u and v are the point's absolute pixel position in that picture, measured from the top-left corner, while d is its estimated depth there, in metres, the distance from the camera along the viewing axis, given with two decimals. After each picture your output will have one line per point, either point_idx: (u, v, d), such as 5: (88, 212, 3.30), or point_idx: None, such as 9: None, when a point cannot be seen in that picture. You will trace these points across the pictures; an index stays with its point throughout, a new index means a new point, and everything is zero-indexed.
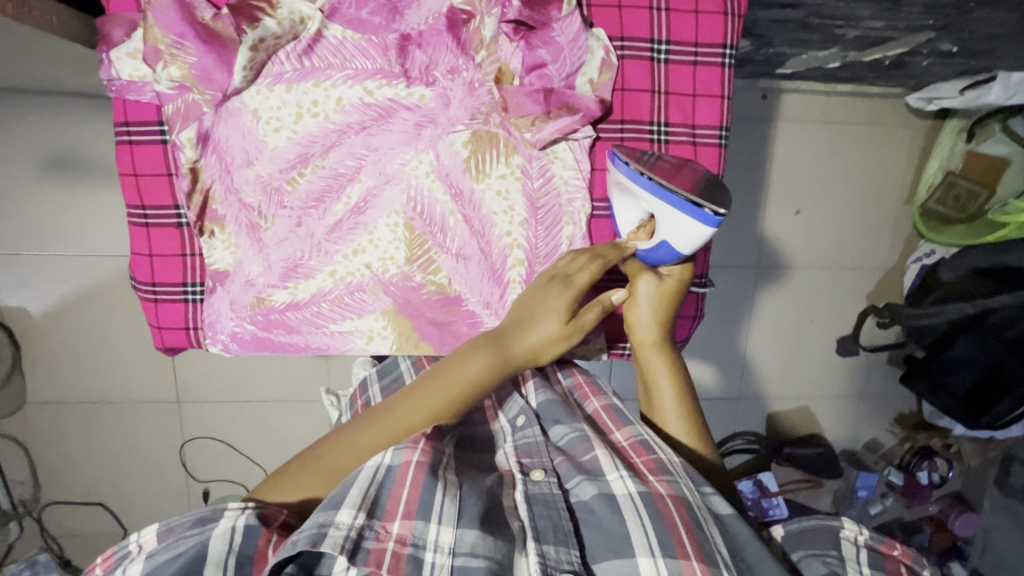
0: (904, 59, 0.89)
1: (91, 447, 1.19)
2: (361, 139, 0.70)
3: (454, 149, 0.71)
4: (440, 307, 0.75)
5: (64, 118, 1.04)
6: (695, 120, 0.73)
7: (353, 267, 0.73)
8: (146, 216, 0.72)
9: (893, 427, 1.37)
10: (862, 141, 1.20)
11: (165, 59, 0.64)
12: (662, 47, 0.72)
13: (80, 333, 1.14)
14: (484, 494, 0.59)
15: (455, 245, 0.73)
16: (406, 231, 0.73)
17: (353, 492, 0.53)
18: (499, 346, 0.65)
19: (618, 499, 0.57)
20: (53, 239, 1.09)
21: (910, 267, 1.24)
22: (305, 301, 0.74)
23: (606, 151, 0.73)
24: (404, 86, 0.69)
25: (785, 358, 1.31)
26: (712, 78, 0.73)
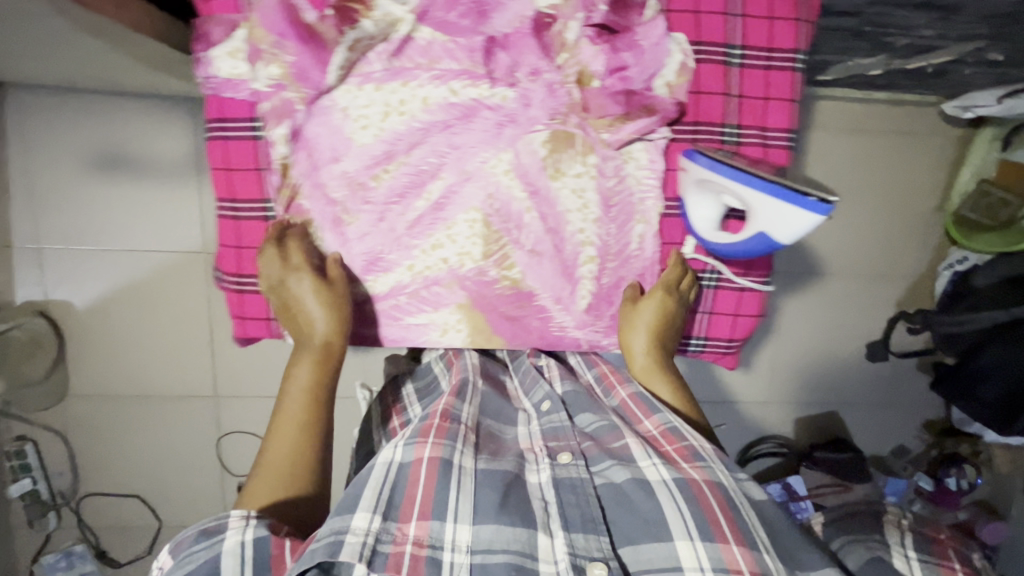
0: (947, 68, 0.90)
1: (129, 440, 1.20)
2: (443, 137, 0.78)
3: (533, 147, 0.79)
4: (511, 301, 0.83)
5: (114, 115, 1.07)
6: (766, 122, 0.82)
7: (430, 261, 0.81)
8: (235, 208, 0.81)
9: (919, 433, 1.36)
10: (895, 148, 1.21)
11: (268, 58, 0.72)
12: (736, 53, 0.81)
13: (120, 328, 1.15)
14: (506, 475, 0.63)
15: (529, 241, 0.82)
16: (483, 227, 0.80)
17: (368, 491, 0.57)
18: (310, 344, 0.73)
19: (651, 483, 0.61)
20: (98, 234, 1.11)
21: (942, 273, 1.25)
22: (384, 293, 0.81)
23: (678, 152, 0.82)
24: (487, 86, 0.77)
25: (815, 362, 1.31)
26: (784, 82, 0.82)
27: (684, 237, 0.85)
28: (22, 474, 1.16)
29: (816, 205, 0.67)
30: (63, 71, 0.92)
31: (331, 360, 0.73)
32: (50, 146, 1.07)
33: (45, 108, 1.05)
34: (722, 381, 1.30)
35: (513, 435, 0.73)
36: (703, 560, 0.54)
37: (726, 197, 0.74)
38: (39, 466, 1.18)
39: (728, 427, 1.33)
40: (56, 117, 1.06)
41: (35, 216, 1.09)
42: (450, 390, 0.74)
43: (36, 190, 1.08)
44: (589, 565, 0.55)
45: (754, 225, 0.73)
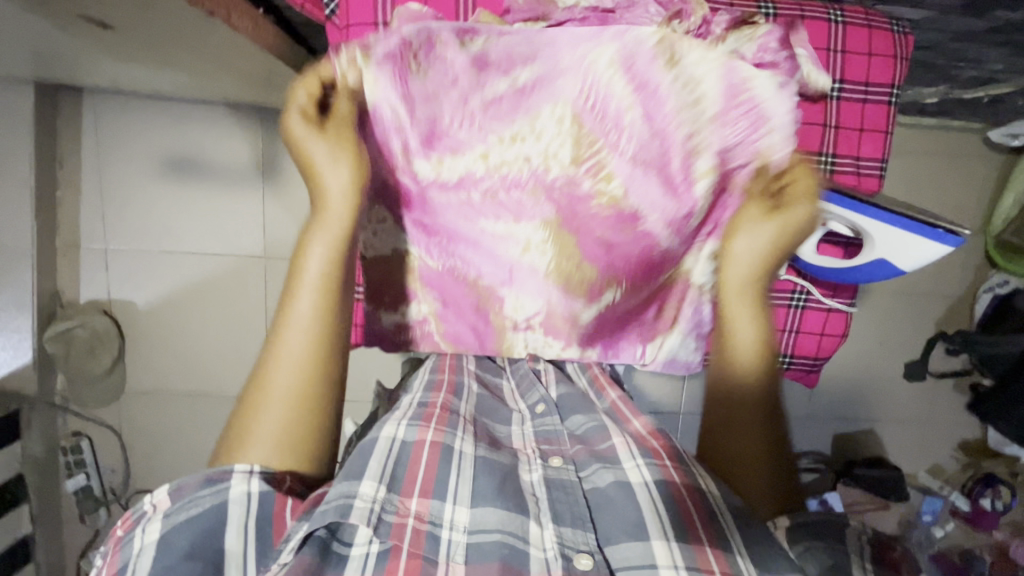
0: (1000, 96, 0.93)
1: (181, 438, 1.23)
2: (524, 68, 0.57)
3: (638, 39, 0.55)
4: (610, 222, 0.67)
5: (186, 121, 1.10)
6: (860, 152, 0.79)
7: (514, 188, 0.66)
8: None
9: (955, 453, 1.38)
10: (941, 171, 1.24)
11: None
12: (836, 86, 0.76)
13: (178, 328, 1.18)
14: (503, 468, 0.60)
15: (630, 148, 0.61)
16: (574, 126, 0.60)
17: (374, 463, 0.54)
18: (323, 219, 0.58)
19: (635, 486, 0.59)
20: (162, 235, 1.14)
21: (982, 295, 1.26)
22: (466, 247, 0.71)
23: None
24: (583, 47, 0.58)
25: (853, 379, 1.34)
26: (879, 115, 0.78)
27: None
28: (76, 470, 1.19)
29: (946, 236, 0.66)
30: (145, 78, 0.95)
31: (347, 248, 0.59)
32: (123, 150, 1.10)
33: (120, 112, 1.09)
34: None
35: (505, 433, 0.70)
36: (677, 557, 0.51)
37: (834, 224, 0.74)
38: (94, 462, 1.20)
39: None
40: (130, 122, 1.09)
41: (104, 218, 1.12)
42: (447, 387, 0.72)
43: (106, 192, 1.11)
44: (575, 556, 0.52)
45: (872, 252, 0.73)
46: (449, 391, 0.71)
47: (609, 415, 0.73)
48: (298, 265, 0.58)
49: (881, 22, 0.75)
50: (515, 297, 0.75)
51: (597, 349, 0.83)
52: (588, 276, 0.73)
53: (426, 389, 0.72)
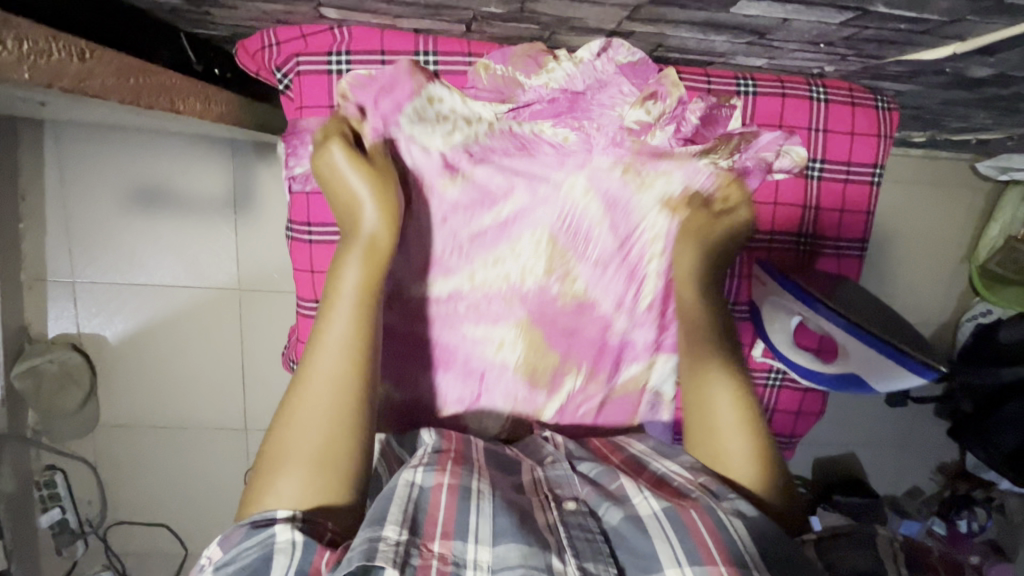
0: (988, 138, 0.92)
1: (160, 469, 1.21)
2: (501, 163, 0.69)
3: (608, 174, 0.70)
4: (571, 314, 0.76)
5: (155, 153, 1.06)
6: (840, 232, 0.80)
7: (491, 275, 0.73)
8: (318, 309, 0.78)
9: (933, 474, 1.40)
10: (928, 201, 1.23)
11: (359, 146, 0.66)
12: (817, 166, 0.77)
13: (153, 362, 1.16)
14: (521, 506, 0.57)
15: (595, 253, 0.74)
16: (549, 246, 0.73)
17: (394, 507, 0.51)
18: (359, 241, 0.61)
19: (645, 519, 0.56)
20: (133, 268, 1.11)
21: (965, 324, 1.26)
22: (455, 347, 0.76)
23: (754, 259, 0.80)
24: (550, 126, 0.67)
25: (835, 405, 1.34)
26: (861, 194, 0.79)
27: (753, 339, 0.84)
28: (51, 503, 1.17)
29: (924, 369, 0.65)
30: (110, 116, 0.91)
31: (380, 260, 0.61)
32: (89, 182, 1.06)
33: (86, 143, 1.05)
34: None
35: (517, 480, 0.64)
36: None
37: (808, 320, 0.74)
38: (69, 495, 1.18)
39: None
40: (97, 152, 1.05)
41: (70, 251, 1.09)
42: (457, 436, 0.68)
43: (72, 224, 1.08)
44: None
45: (849, 364, 0.74)
46: (460, 438, 0.67)
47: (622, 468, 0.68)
48: (335, 276, 0.60)
49: (865, 99, 0.77)
50: (498, 347, 0.76)
51: (575, 381, 0.79)
52: (551, 364, 0.78)
53: (436, 435, 0.67)
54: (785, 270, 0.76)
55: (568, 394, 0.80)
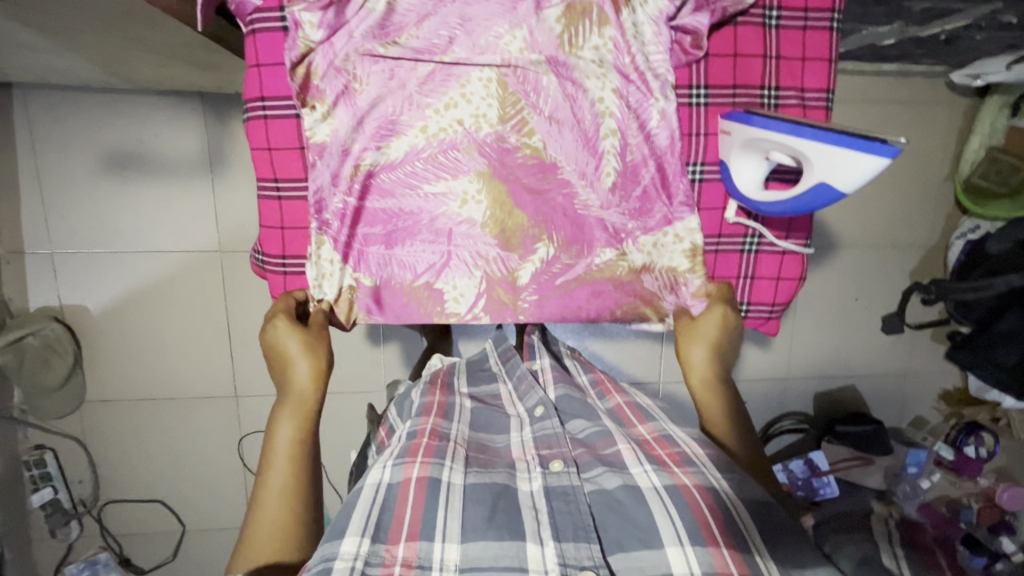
0: (958, 33, 0.91)
1: (150, 444, 1.19)
2: (457, 9, 0.69)
3: (548, 25, 0.70)
4: (535, 173, 0.75)
5: (125, 116, 1.06)
6: (804, 84, 0.73)
7: (445, 123, 0.72)
8: (278, 188, 0.73)
9: (937, 403, 1.39)
10: (906, 120, 1.21)
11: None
12: (773, 14, 0.72)
13: (137, 332, 1.14)
14: (494, 487, 0.63)
15: (548, 106, 0.72)
16: (499, 87, 0.71)
17: (356, 520, 0.56)
18: (296, 398, 0.69)
19: (644, 491, 0.61)
20: (111, 236, 1.10)
21: (954, 243, 1.25)
22: (398, 160, 0.73)
23: (719, 117, 0.73)
24: None
25: (832, 338, 1.32)
26: (820, 42, 0.73)
27: (726, 201, 0.76)
28: (42, 483, 1.15)
29: (881, 148, 0.57)
30: (71, 72, 0.91)
31: (312, 413, 0.69)
32: (61, 149, 1.06)
33: (54, 108, 1.04)
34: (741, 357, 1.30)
35: (505, 442, 0.75)
36: (693, 565, 0.52)
37: (775, 154, 0.65)
38: (60, 475, 1.16)
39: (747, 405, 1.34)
40: (67, 118, 1.05)
41: (46, 221, 1.08)
42: (439, 411, 0.76)
43: (46, 193, 1.07)
44: (579, 573, 0.54)
45: (810, 176, 0.62)
46: (440, 414, 0.75)
47: (615, 416, 0.77)
48: (270, 436, 0.66)
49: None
50: (452, 286, 0.77)
51: (548, 249, 0.77)
52: (521, 225, 0.76)
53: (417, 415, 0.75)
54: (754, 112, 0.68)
55: (541, 262, 0.77)
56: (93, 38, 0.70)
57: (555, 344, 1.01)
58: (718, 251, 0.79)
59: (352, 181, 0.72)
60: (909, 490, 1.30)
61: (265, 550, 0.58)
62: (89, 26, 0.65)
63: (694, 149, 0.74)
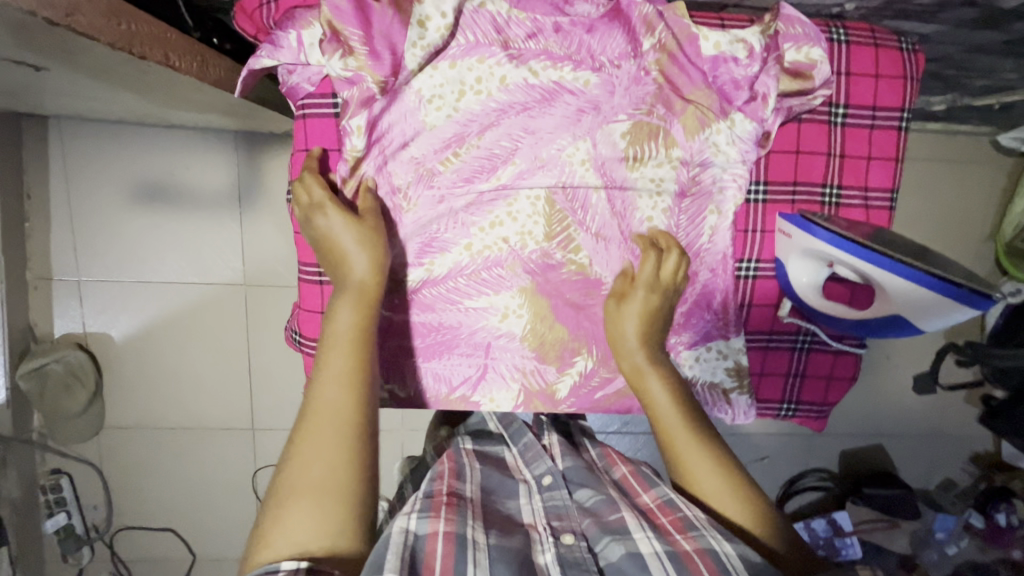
0: (1013, 103, 0.88)
1: (166, 473, 1.19)
2: (520, 120, 0.66)
3: (613, 139, 0.67)
4: (579, 288, 0.71)
5: (159, 149, 1.06)
6: (867, 183, 0.71)
7: (489, 241, 0.69)
8: (321, 274, 0.71)
9: (967, 466, 1.34)
10: (946, 179, 1.18)
11: (343, 48, 0.58)
12: (840, 111, 0.69)
13: (158, 362, 1.14)
14: (516, 553, 0.60)
15: (595, 224, 0.70)
16: (546, 206, 0.69)
17: (391, 554, 0.51)
18: (346, 290, 0.62)
19: (645, 557, 0.58)
20: (139, 265, 1.10)
21: (991, 306, 1.21)
22: (441, 277, 0.70)
23: (777, 214, 0.71)
24: (569, 69, 0.64)
25: (860, 395, 1.29)
26: (888, 141, 0.70)
27: (780, 297, 0.73)
28: (57, 508, 1.15)
29: (974, 298, 0.56)
30: (110, 110, 0.91)
31: (372, 305, 0.63)
32: (94, 179, 1.06)
33: (91, 139, 1.05)
34: None
35: (515, 507, 0.72)
36: None
37: (839, 268, 0.63)
38: (75, 500, 1.16)
39: (769, 459, 1.31)
40: (102, 150, 1.05)
41: (77, 249, 1.08)
42: (451, 474, 0.74)
43: (77, 221, 1.07)
44: None
45: (886, 306, 0.62)
46: (452, 477, 0.73)
47: (619, 487, 0.76)
48: (330, 324, 0.62)
49: (888, 39, 0.69)
50: (489, 397, 0.74)
51: (587, 362, 0.74)
52: (561, 338, 0.73)
53: (430, 479, 0.72)
54: (814, 218, 0.65)
55: (579, 375, 0.74)
56: (138, 91, 0.70)
57: (569, 423, 0.96)
58: (768, 347, 0.76)
59: (393, 298, 0.70)
60: (937, 558, 1.26)
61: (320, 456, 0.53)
62: (135, 80, 0.65)
63: (749, 245, 0.72)
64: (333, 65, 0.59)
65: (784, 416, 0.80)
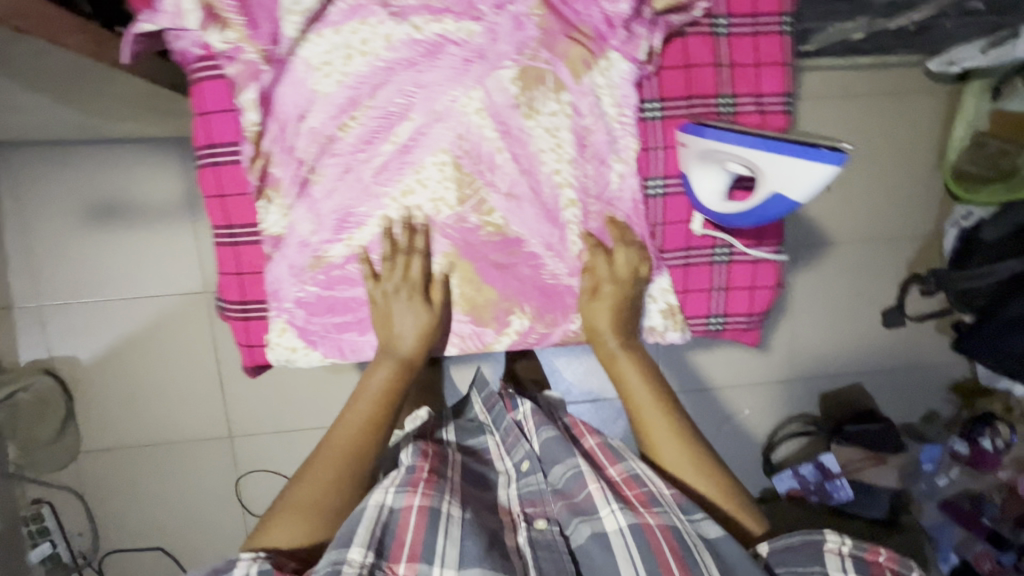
0: (925, 21, 0.90)
1: (147, 493, 1.18)
2: (409, 76, 0.67)
3: (503, 85, 0.69)
4: (500, 248, 0.73)
5: (106, 166, 1.07)
6: (761, 88, 0.73)
7: (403, 210, 0.71)
8: (233, 234, 0.71)
9: (949, 397, 1.34)
10: (884, 111, 1.20)
11: (220, 22, 0.62)
12: (722, 22, 0.72)
13: (126, 379, 1.14)
14: (488, 531, 0.67)
15: (505, 184, 0.71)
16: (454, 170, 0.70)
17: (360, 530, 0.61)
18: (399, 358, 0.73)
19: (611, 535, 0.65)
20: (99, 284, 1.10)
21: (948, 231, 1.23)
22: (361, 251, 0.71)
23: (677, 127, 0.72)
24: (452, 21, 0.67)
25: (832, 337, 1.29)
26: (772, 46, 0.73)
27: (691, 213, 0.75)
28: (41, 538, 1.14)
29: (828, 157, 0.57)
30: (45, 130, 0.92)
31: (405, 375, 0.73)
32: (46, 203, 1.07)
33: (39, 164, 1.06)
34: (740, 363, 1.28)
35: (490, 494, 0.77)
36: None
37: (729, 164, 0.64)
38: (59, 528, 1.16)
39: (751, 411, 1.30)
40: (49, 173, 1.06)
41: (34, 275, 1.09)
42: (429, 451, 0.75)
43: (31, 247, 1.08)
44: None
45: (763, 187, 0.63)
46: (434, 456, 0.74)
47: (586, 458, 0.77)
48: (365, 378, 0.72)
49: None
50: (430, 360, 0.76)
51: (522, 321, 0.74)
52: (491, 300, 0.74)
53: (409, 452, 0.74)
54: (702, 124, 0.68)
55: (516, 334, 0.75)
56: None
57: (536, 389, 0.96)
58: (688, 265, 0.76)
59: (314, 273, 0.71)
60: (926, 488, 1.31)
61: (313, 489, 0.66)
62: None
63: (654, 163, 0.73)
64: (213, 40, 0.63)
65: (716, 332, 0.81)
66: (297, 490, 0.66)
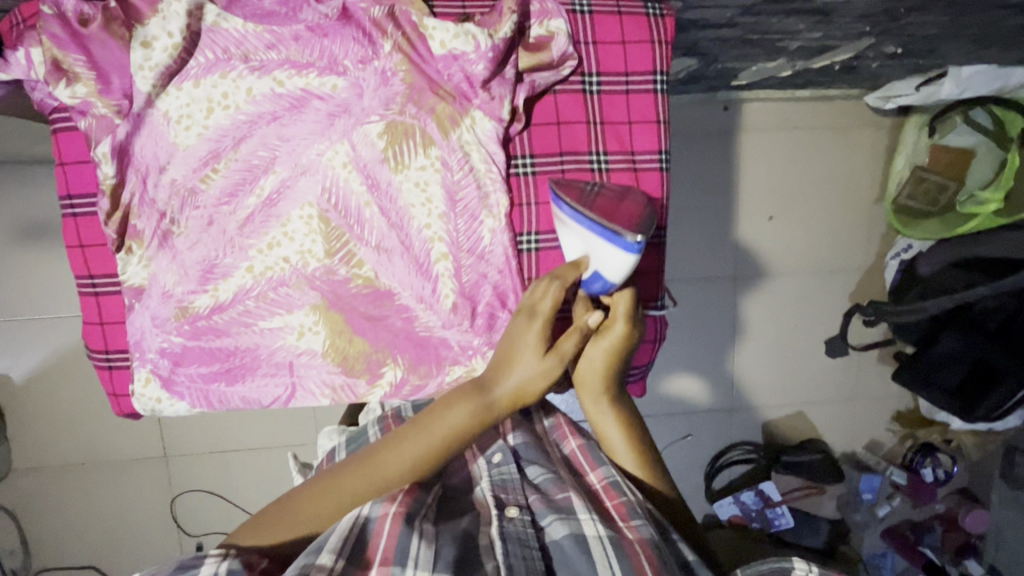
0: (851, 62, 0.91)
1: (77, 513, 1.17)
2: (273, 130, 0.67)
3: (370, 139, 0.68)
4: (371, 300, 0.72)
5: (35, 186, 1.06)
6: (633, 147, 0.72)
7: (270, 261, 0.70)
8: (94, 285, 0.71)
9: (892, 425, 1.35)
10: (827, 143, 1.20)
11: (68, 76, 0.63)
12: (592, 80, 0.71)
13: (56, 398, 1.13)
14: (457, 532, 0.57)
15: (374, 237, 0.70)
16: (321, 223, 0.70)
17: (334, 536, 0.52)
18: (484, 402, 0.61)
19: (589, 540, 0.56)
20: (28, 304, 1.09)
21: (889, 262, 1.22)
22: (228, 301, 0.70)
23: (546, 185, 0.72)
24: (315, 75, 0.66)
25: (775, 365, 1.29)
26: (645, 105, 0.72)
27: None
28: None
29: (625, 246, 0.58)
30: None
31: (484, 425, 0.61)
32: None
33: None
34: (684, 390, 1.27)
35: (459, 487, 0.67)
36: None
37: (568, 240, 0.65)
38: None
39: (693, 437, 1.30)
40: None
41: None
42: None
43: None
44: None
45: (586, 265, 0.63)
46: None
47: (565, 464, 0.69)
48: (440, 409, 0.61)
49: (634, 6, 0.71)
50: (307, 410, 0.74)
51: (395, 372, 0.73)
52: (363, 351, 0.72)
53: None
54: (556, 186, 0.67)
55: (389, 386, 0.73)
56: None
57: None
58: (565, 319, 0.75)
59: (179, 324, 0.70)
60: (863, 520, 1.32)
61: (327, 500, 0.57)
62: None
63: (525, 219, 0.72)
64: (61, 94, 0.63)
65: None
66: (303, 497, 0.57)
